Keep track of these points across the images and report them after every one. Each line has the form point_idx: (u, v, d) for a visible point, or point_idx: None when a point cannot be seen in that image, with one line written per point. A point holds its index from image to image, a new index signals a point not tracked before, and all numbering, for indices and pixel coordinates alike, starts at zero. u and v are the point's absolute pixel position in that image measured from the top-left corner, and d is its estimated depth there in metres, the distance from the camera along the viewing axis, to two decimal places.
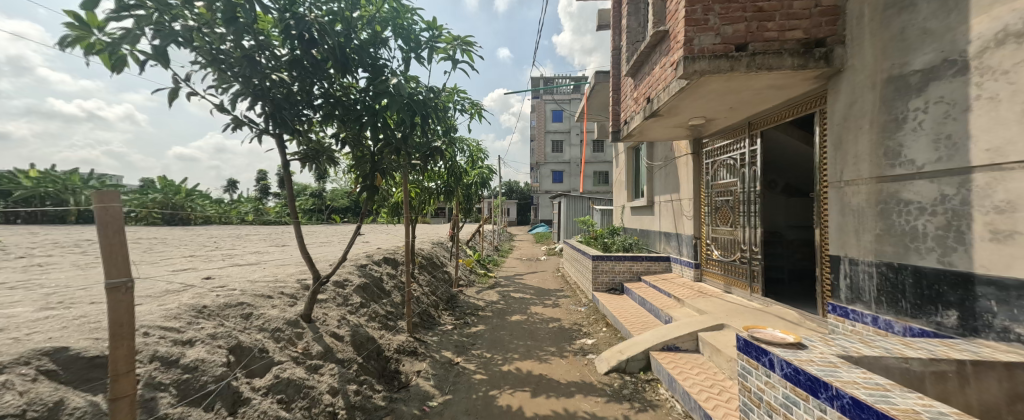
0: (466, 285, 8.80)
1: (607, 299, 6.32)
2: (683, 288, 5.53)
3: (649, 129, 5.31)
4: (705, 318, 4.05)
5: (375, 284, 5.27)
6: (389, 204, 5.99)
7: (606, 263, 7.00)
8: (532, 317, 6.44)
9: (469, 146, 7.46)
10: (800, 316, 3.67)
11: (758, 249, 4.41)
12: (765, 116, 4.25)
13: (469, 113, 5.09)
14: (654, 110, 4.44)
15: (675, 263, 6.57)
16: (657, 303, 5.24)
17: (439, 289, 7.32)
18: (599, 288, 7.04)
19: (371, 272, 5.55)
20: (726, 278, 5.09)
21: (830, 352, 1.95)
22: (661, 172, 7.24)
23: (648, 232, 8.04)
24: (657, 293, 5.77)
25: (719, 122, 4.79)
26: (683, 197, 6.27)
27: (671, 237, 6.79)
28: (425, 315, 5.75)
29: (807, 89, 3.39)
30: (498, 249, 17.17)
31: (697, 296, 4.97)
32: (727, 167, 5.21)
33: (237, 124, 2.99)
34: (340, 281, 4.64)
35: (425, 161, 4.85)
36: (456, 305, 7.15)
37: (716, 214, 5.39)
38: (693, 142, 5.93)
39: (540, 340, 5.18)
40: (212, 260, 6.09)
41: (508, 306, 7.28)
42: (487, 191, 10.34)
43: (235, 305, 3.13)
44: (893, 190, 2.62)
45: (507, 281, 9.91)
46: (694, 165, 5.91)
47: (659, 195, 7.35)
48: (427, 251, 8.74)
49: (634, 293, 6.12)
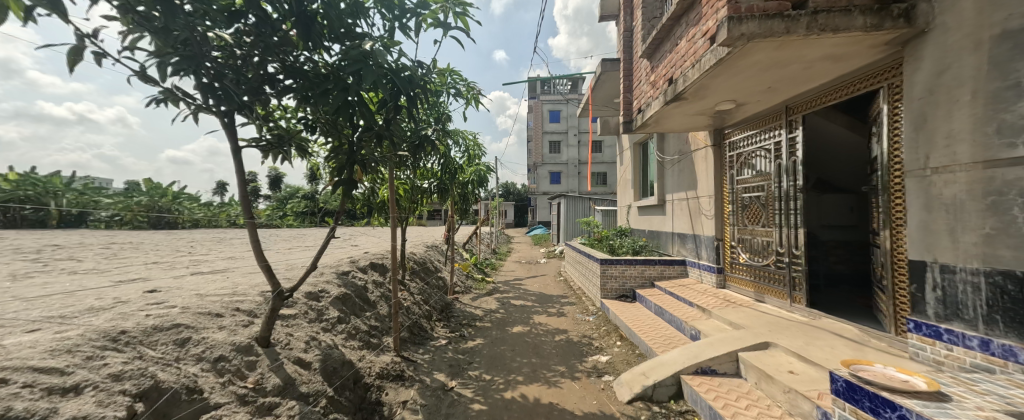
0: (462, 292, 8.14)
1: (619, 308, 5.70)
2: (706, 297, 4.92)
3: (667, 117, 4.72)
4: (743, 334, 3.44)
5: (358, 294, 4.61)
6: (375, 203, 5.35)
7: (616, 268, 6.39)
8: (536, 328, 5.80)
9: (466, 140, 6.84)
10: (861, 333, 3.07)
11: (800, 253, 3.81)
12: (807, 97, 3.69)
13: (464, 99, 4.48)
14: (677, 93, 3.84)
15: (693, 267, 5.96)
16: (678, 314, 4.64)
17: (433, 297, 6.65)
18: (608, 295, 6.41)
19: (354, 280, 4.90)
20: (757, 285, 4.49)
21: (991, 410, 1.40)
22: (674, 168, 6.65)
23: (659, 233, 7.44)
24: (676, 302, 5.15)
25: (749, 108, 4.20)
26: (702, 194, 5.69)
27: (687, 239, 6.19)
28: (416, 328, 5.10)
29: (873, 58, 2.80)
30: (495, 253, 16.52)
31: (726, 307, 4.36)
32: (756, 160, 4.62)
33: (165, 99, 2.32)
34: (315, 292, 3.97)
35: (414, 152, 4.21)
36: (452, 315, 6.50)
37: (743, 213, 4.80)
38: (712, 133, 5.37)
39: (546, 358, 4.54)
40: (176, 267, 5.37)
41: (509, 315, 6.64)
42: (484, 190, 9.69)
43: (168, 328, 2.48)
44: (1013, 177, 2.01)
45: (507, 286, 9.27)
46: (715, 158, 5.31)
47: (672, 193, 6.76)
48: (420, 256, 8.08)
49: (649, 301, 5.50)
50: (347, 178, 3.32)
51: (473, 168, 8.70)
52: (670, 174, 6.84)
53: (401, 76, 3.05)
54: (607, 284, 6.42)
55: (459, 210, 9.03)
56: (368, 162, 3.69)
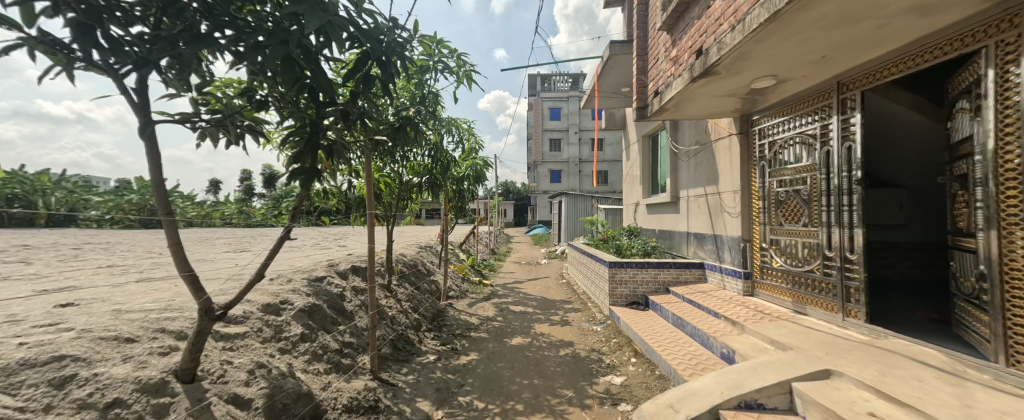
0: (457, 296, 7.49)
1: (632, 318, 5.08)
2: (734, 307, 4.30)
3: (690, 99, 4.09)
4: (793, 357, 2.80)
5: (332, 305, 3.96)
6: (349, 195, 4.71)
7: (626, 271, 5.78)
8: (538, 341, 5.16)
9: (460, 130, 6.19)
10: (950, 361, 2.42)
11: (856, 257, 3.17)
12: (867, 69, 3.08)
13: (455, 76, 3.83)
14: (710, 65, 3.21)
15: (713, 272, 5.34)
16: (703, 327, 4.01)
17: (424, 305, 6.00)
18: (618, 301, 5.79)
19: (329, 287, 4.25)
20: (796, 294, 3.87)
21: None
22: (690, 160, 6.02)
23: (672, 233, 6.81)
24: (698, 313, 4.52)
25: (790, 87, 3.57)
26: (725, 189, 5.06)
27: (706, 240, 5.56)
28: (400, 342, 4.47)
29: (978, 6, 2.17)
30: (494, 253, 15.88)
31: (761, 320, 3.74)
32: (792, 148, 3.99)
33: (24, 45, 1.65)
34: (274, 304, 3.33)
35: (394, 137, 3.56)
36: (444, 324, 5.87)
37: (778, 210, 4.16)
38: (737, 120, 4.76)
39: (550, 378, 3.90)
40: (128, 272, 4.71)
41: (507, 324, 6.00)
42: (482, 186, 9.03)
43: (45, 363, 1.84)
44: None
45: (506, 290, 8.63)
46: (742, 148, 4.68)
47: (688, 188, 6.13)
48: (411, 258, 7.44)
49: (666, 310, 4.88)
50: (306, 167, 2.67)
51: (469, 162, 8.03)
52: (685, 168, 6.21)
53: (369, 33, 2.37)
54: (617, 290, 5.80)
55: (453, 207, 8.39)
56: (336, 148, 3.06)
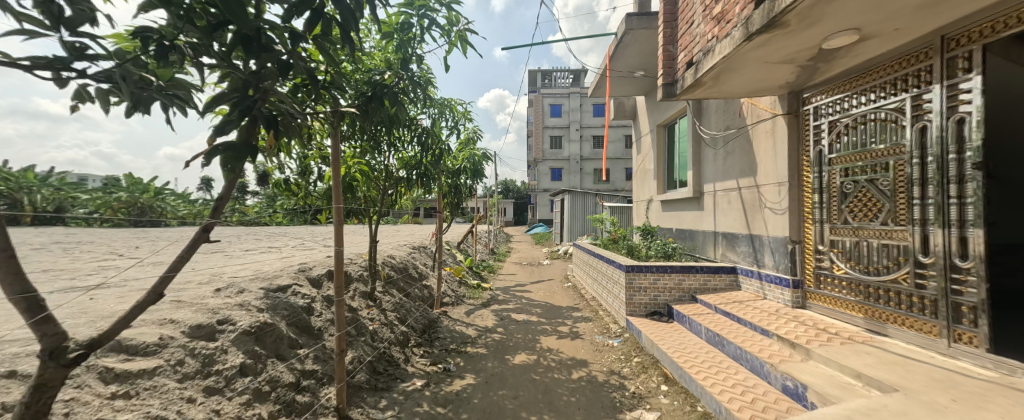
0: (453, 303, 6.72)
1: (656, 333, 4.34)
2: (784, 322, 3.55)
3: (737, 67, 3.32)
4: (903, 404, 2.03)
5: (293, 322, 3.19)
6: (304, 179, 3.90)
7: (646, 277, 5.03)
8: (545, 359, 4.40)
9: (454, 113, 5.37)
10: None
11: (970, 265, 2.41)
12: (988, 16, 2.31)
13: (444, 34, 3.04)
14: (778, 12, 2.44)
15: (748, 278, 4.60)
16: (751, 348, 3.26)
17: (413, 315, 5.24)
18: (636, 311, 5.05)
19: (294, 299, 3.48)
20: (870, 308, 3.12)
21: None
22: (720, 149, 5.24)
23: (695, 232, 6.03)
24: (737, 328, 3.78)
25: (869, 46, 2.81)
26: (766, 181, 4.30)
27: (738, 241, 4.82)
28: (381, 365, 3.71)
29: None
30: (494, 253, 15.15)
31: (827, 343, 2.99)
32: (861, 128, 3.23)
33: None
34: (208, 324, 2.56)
35: (367, 108, 2.78)
36: (436, 337, 5.11)
37: (843, 205, 3.39)
38: (783, 98, 4.00)
39: (564, 413, 3.15)
40: (59, 278, 3.94)
41: (509, 336, 5.24)
42: (480, 181, 8.28)
43: None
44: None
45: (506, 294, 7.88)
46: (790, 130, 3.92)
47: (715, 182, 5.39)
48: (401, 260, 6.67)
49: (696, 323, 4.14)
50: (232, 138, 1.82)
51: (467, 154, 7.25)
52: (712, 158, 5.46)
53: None
54: (635, 298, 5.06)
55: (448, 203, 7.62)
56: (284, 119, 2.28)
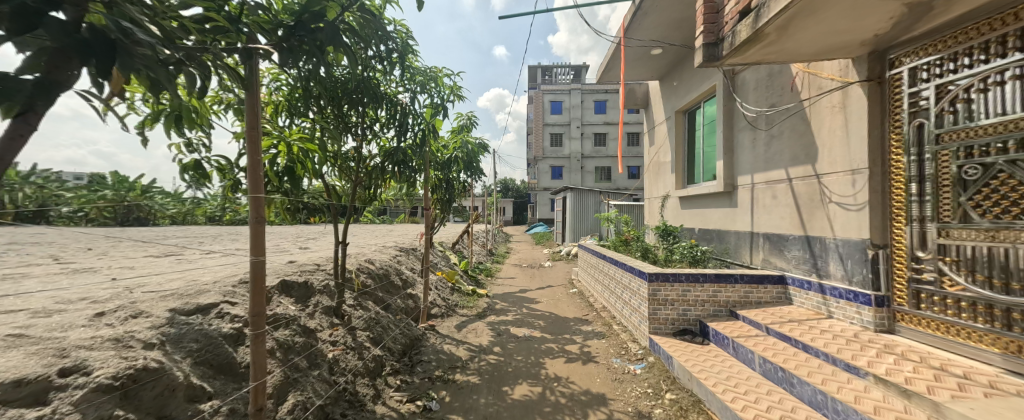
0: (443, 315, 5.81)
1: (692, 359, 3.44)
2: (873, 354, 2.64)
3: (824, 8, 2.42)
4: None
5: (205, 359, 2.28)
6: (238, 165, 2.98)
7: (673, 288, 4.13)
8: (552, 393, 3.49)
9: (442, 88, 4.42)
10: None
11: None
12: None
13: None
14: None
15: (803, 290, 3.71)
16: (838, 393, 2.36)
17: (391, 333, 4.33)
18: (661, 329, 4.15)
19: (215, 324, 2.57)
20: (1015, 342, 2.23)
21: None
22: (763, 132, 4.33)
23: (725, 233, 5.12)
24: (803, 359, 2.87)
25: None
26: (830, 169, 3.40)
27: (789, 244, 3.93)
28: (336, 411, 2.82)
29: None
30: (492, 254, 14.23)
31: (961, 392, 2.09)
32: (996, 92, 2.33)
33: None
34: (37, 378, 1.64)
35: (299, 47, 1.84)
36: (419, 360, 4.21)
37: (959, 198, 2.50)
38: (860, 62, 3.09)
39: None
40: None
41: (507, 359, 4.32)
42: (475, 175, 7.35)
43: None
44: None
45: (505, 303, 6.97)
46: (870, 102, 3.01)
47: (755, 173, 4.50)
48: (383, 265, 5.76)
49: (745, 349, 3.23)
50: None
51: (458, 142, 6.34)
52: (751, 145, 4.56)
53: None
54: (659, 313, 4.16)
55: (438, 199, 6.71)
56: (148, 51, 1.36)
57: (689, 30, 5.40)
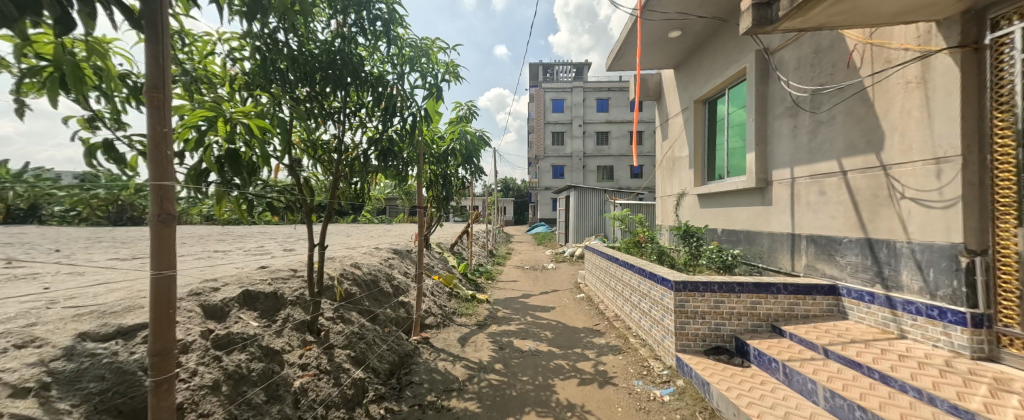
0: (439, 325, 5.23)
1: (733, 387, 2.85)
2: (985, 393, 2.05)
3: None
4: None
5: (111, 404, 1.70)
6: None
7: (703, 299, 3.53)
8: None
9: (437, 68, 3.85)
10: None
11: None
12: None
13: None
14: None
15: (865, 304, 3.12)
16: None
17: (377, 350, 3.74)
18: (689, 346, 3.57)
19: (139, 352, 2.00)
20: None
21: None
22: (807, 118, 3.75)
23: (758, 235, 4.53)
24: (885, 394, 2.28)
25: None
26: (903, 157, 2.81)
27: (844, 248, 3.34)
28: None
29: None
30: (493, 255, 13.65)
31: None
32: None
33: None
34: None
35: None
36: (410, 382, 3.64)
37: None
38: (948, 25, 2.52)
39: None
40: None
41: (511, 380, 3.75)
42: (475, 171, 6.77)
43: None
44: None
45: (507, 310, 6.38)
46: (962, 73, 2.43)
47: (796, 165, 3.91)
48: (371, 269, 5.18)
49: (802, 377, 2.63)
50: None
51: (455, 133, 5.75)
52: (791, 134, 3.98)
53: None
54: (688, 329, 3.57)
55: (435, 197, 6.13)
56: None
57: (715, 6, 4.82)
